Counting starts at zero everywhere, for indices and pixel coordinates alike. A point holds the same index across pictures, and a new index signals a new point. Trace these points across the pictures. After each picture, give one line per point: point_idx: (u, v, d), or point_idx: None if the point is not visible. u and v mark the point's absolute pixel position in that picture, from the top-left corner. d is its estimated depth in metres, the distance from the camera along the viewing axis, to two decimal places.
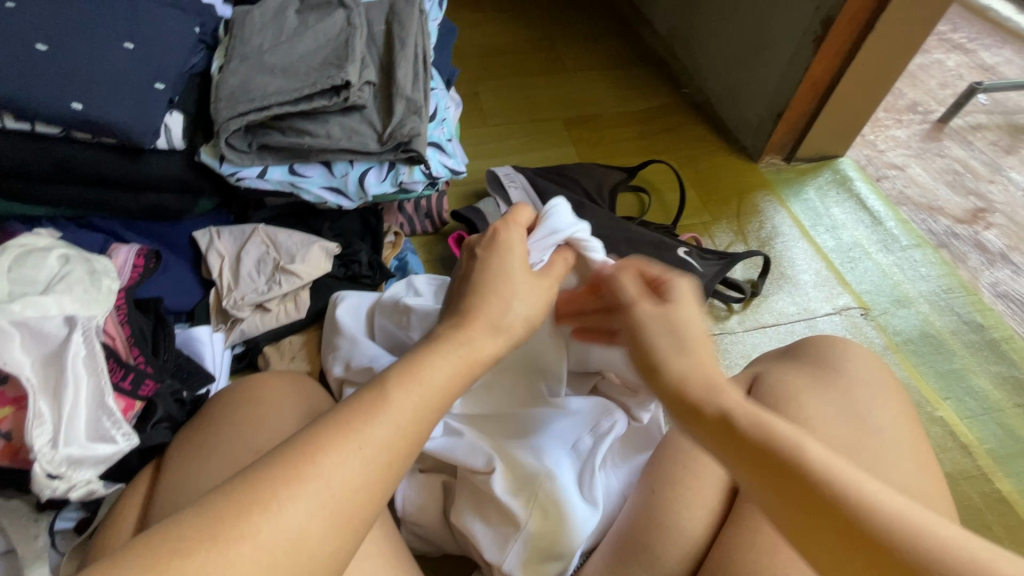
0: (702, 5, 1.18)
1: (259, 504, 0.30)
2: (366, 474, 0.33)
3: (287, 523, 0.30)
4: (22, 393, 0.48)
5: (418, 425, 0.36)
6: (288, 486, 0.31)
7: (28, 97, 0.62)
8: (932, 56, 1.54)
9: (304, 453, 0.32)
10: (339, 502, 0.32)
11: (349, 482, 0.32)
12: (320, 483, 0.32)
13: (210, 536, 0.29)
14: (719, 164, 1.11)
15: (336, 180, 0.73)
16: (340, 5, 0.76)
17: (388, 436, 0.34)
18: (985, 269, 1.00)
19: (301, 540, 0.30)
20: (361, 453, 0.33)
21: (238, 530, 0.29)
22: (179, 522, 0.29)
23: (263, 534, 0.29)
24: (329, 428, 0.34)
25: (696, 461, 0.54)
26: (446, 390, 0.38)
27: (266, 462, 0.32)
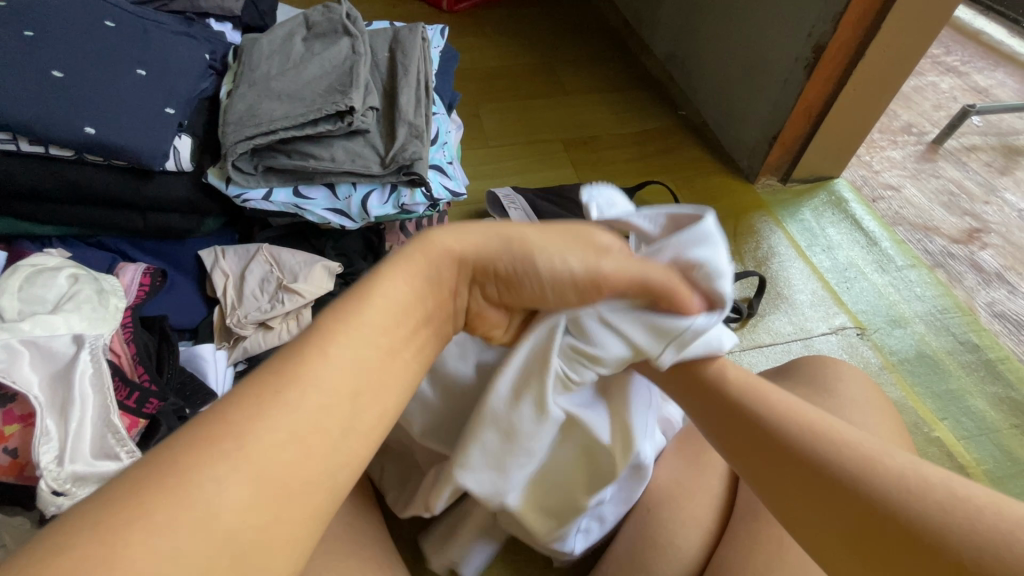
0: (697, 31, 1.21)
1: (164, 484, 0.26)
2: (294, 434, 0.30)
3: (205, 496, 0.27)
4: (30, 410, 0.50)
5: (354, 372, 0.33)
6: (196, 466, 0.27)
7: (43, 122, 0.64)
8: (925, 79, 1.56)
9: (217, 425, 0.29)
10: (268, 475, 0.28)
11: (277, 442, 0.29)
12: (240, 451, 0.28)
13: (106, 530, 0.24)
14: (716, 185, 1.13)
15: (339, 202, 0.75)
16: (346, 33, 0.78)
17: (314, 390, 0.31)
18: (981, 289, 1.01)
19: (222, 511, 0.27)
20: (286, 415, 0.30)
21: (149, 510, 0.25)
22: (70, 519, 0.25)
23: (175, 510, 0.26)
24: (245, 396, 0.30)
25: (689, 480, 0.55)
26: (386, 340, 0.35)
27: (176, 439, 0.28)
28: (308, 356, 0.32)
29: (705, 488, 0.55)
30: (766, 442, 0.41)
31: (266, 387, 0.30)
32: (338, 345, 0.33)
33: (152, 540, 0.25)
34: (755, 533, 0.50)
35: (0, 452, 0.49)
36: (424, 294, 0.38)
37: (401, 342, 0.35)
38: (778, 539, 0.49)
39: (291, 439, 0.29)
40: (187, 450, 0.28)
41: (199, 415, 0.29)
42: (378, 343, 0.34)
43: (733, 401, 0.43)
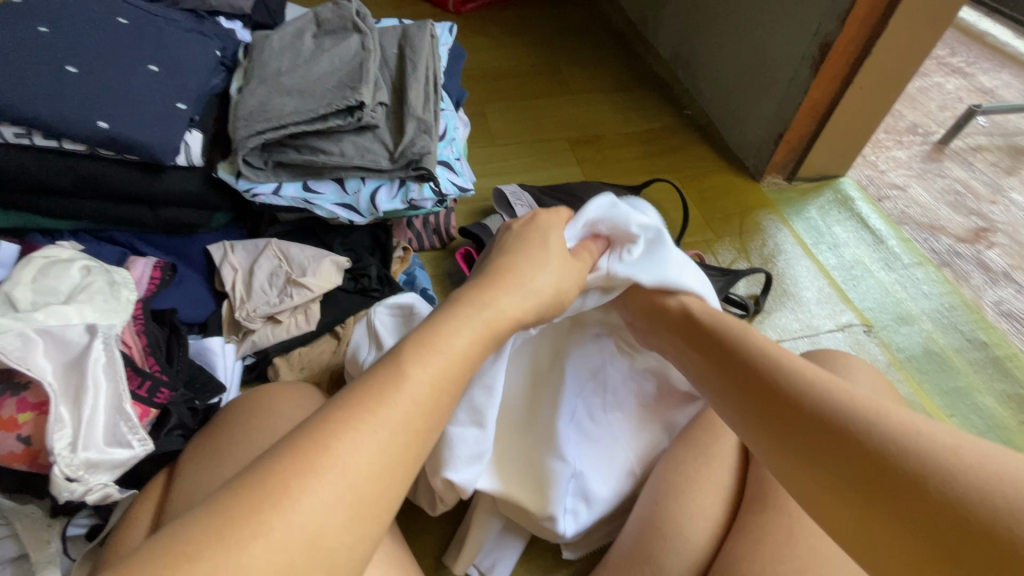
0: (703, 30, 1.22)
1: (274, 496, 0.31)
2: (378, 459, 0.34)
3: (303, 507, 0.31)
4: (43, 398, 0.50)
5: (428, 404, 0.37)
6: (291, 487, 0.31)
7: (57, 116, 0.65)
8: (931, 79, 1.56)
9: (319, 440, 0.33)
10: (350, 491, 0.32)
11: (362, 463, 0.33)
12: (332, 468, 0.32)
13: (219, 527, 0.29)
14: (722, 183, 1.13)
15: (348, 196, 0.75)
16: (355, 30, 0.79)
17: (395, 421, 0.35)
18: (988, 287, 1.00)
19: (317, 523, 0.31)
20: (368, 439, 0.34)
21: (256, 520, 0.30)
22: (191, 516, 0.30)
23: (278, 519, 0.30)
24: (340, 416, 0.34)
25: (699, 472, 0.55)
26: (456, 363, 0.39)
27: (277, 451, 0.33)
28: (390, 387, 0.36)
29: (715, 481, 0.55)
30: (789, 418, 0.42)
31: (357, 410, 0.35)
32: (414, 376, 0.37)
33: (245, 553, 0.29)
34: (765, 523, 0.50)
35: (14, 439, 0.49)
36: (480, 326, 0.42)
37: (460, 381, 0.39)
38: (788, 530, 0.49)
39: (372, 463, 0.33)
40: (289, 462, 0.32)
41: (297, 431, 0.34)
42: (442, 375, 0.38)
43: (754, 373, 0.47)
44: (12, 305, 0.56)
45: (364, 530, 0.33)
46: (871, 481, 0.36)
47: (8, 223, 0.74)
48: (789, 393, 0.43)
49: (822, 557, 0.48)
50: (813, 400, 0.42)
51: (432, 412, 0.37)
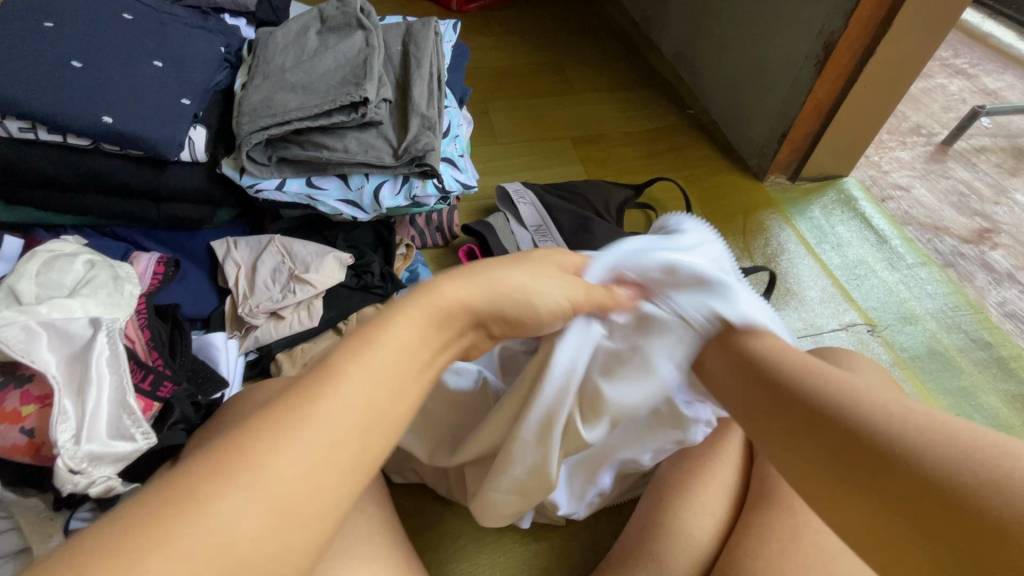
0: (706, 30, 1.21)
1: (180, 507, 0.24)
2: (312, 464, 0.27)
3: (226, 519, 0.24)
4: (47, 390, 0.51)
5: (380, 404, 0.31)
6: (194, 501, 0.24)
7: (62, 111, 0.65)
8: (934, 81, 1.56)
9: (236, 445, 0.26)
10: (284, 506, 0.26)
11: (295, 473, 0.26)
12: (256, 482, 0.25)
13: (115, 563, 0.22)
14: (725, 182, 1.13)
15: (351, 193, 0.75)
16: (359, 27, 0.79)
17: (330, 426, 0.28)
18: (992, 288, 1.00)
19: (237, 543, 0.24)
20: (303, 444, 0.27)
21: (150, 546, 0.23)
22: (83, 542, 0.22)
23: (195, 534, 0.23)
24: (263, 423, 0.28)
25: (702, 470, 0.55)
26: (398, 356, 0.33)
27: (187, 468, 0.26)
28: (328, 381, 0.30)
29: (719, 478, 0.55)
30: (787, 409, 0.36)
31: (286, 416, 0.28)
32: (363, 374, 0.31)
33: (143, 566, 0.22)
34: (770, 520, 0.50)
35: (17, 432, 0.49)
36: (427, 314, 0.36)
37: (414, 380, 0.34)
38: (793, 527, 0.49)
39: (312, 483, 0.27)
40: (206, 476, 0.25)
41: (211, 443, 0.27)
42: (392, 378, 0.32)
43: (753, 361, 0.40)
44: (17, 299, 0.56)
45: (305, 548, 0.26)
46: (894, 483, 0.30)
47: (11, 218, 0.74)
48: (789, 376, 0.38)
49: (827, 554, 0.47)
50: (806, 383, 0.36)
51: (384, 410, 0.31)
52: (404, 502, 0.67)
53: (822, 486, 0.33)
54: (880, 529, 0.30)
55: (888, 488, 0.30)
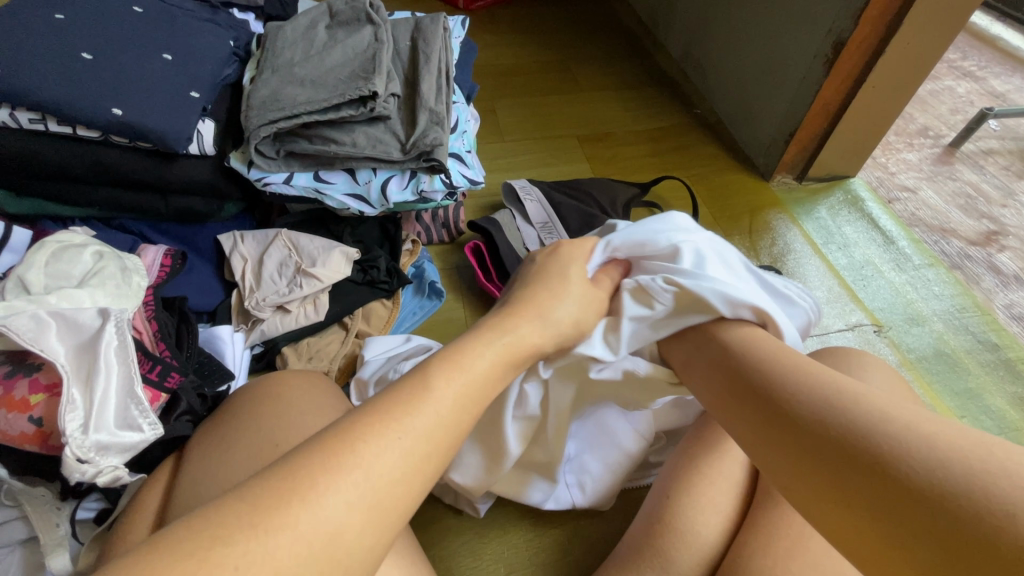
0: (714, 30, 1.21)
1: (295, 492, 0.31)
2: (403, 467, 0.34)
3: (323, 510, 0.31)
4: (55, 379, 0.51)
5: (450, 420, 0.37)
6: (305, 493, 0.31)
7: (71, 102, 0.65)
8: (941, 83, 1.55)
9: (337, 445, 0.33)
10: (374, 497, 0.32)
11: (389, 473, 0.33)
12: (358, 472, 0.33)
13: (255, 517, 0.30)
14: (731, 182, 1.13)
15: (359, 187, 0.75)
16: (369, 22, 0.79)
17: (416, 434, 0.36)
18: (999, 290, 1.00)
19: (341, 522, 0.31)
20: (397, 449, 0.34)
21: (269, 527, 0.29)
22: (215, 512, 0.30)
23: (302, 515, 0.30)
24: (359, 427, 0.34)
25: (711, 468, 0.54)
26: (476, 383, 0.41)
27: (297, 460, 0.33)
28: (415, 399, 0.37)
29: (727, 477, 0.54)
30: (785, 419, 0.38)
31: (381, 422, 0.35)
32: (438, 399, 0.38)
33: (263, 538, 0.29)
34: (776, 516, 0.50)
35: (25, 420, 0.49)
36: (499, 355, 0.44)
37: (474, 403, 0.40)
38: (801, 525, 0.49)
39: (401, 483, 0.34)
40: (319, 462, 0.32)
41: (318, 440, 0.34)
42: (459, 404, 0.39)
43: (752, 375, 0.42)
44: (25, 288, 0.56)
45: (384, 532, 0.33)
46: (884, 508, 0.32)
47: (19, 209, 0.74)
48: (786, 392, 0.40)
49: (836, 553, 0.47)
50: (801, 394, 0.39)
51: (451, 428, 0.37)
52: None
53: (809, 489, 0.36)
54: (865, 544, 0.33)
55: (881, 516, 0.32)
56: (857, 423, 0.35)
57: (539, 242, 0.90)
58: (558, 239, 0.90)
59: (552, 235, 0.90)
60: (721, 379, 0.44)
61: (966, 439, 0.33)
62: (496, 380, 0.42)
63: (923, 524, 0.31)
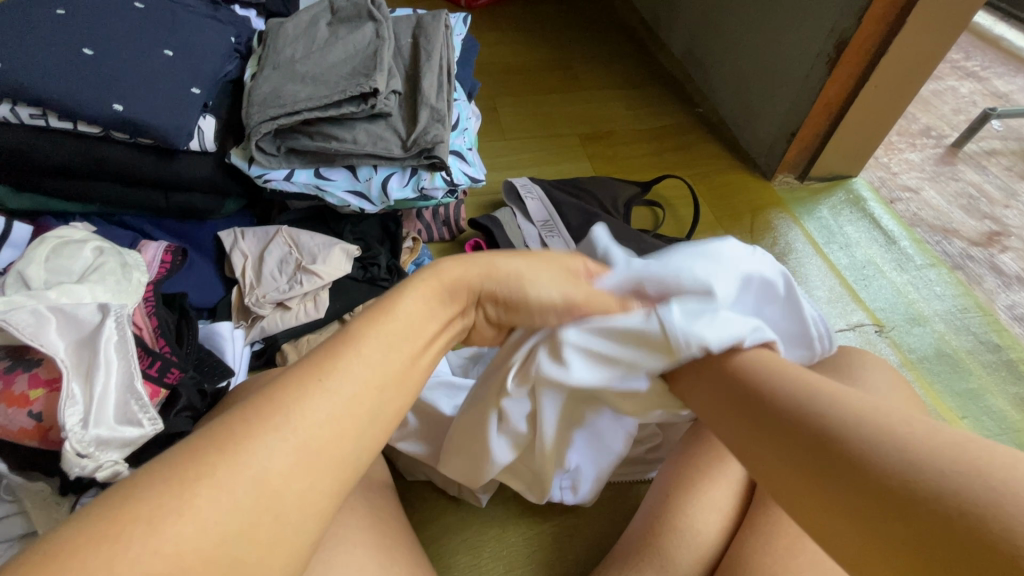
0: (716, 29, 1.21)
1: (227, 444, 0.30)
2: (342, 417, 0.33)
3: (261, 463, 0.30)
4: (55, 374, 0.51)
5: (396, 370, 0.37)
6: (238, 446, 0.30)
7: (72, 97, 0.65)
8: (944, 83, 1.55)
9: (272, 398, 0.32)
10: (315, 447, 0.32)
11: (329, 423, 0.33)
12: (284, 431, 0.31)
13: (174, 486, 0.28)
14: (733, 182, 1.13)
15: (359, 184, 0.75)
16: (370, 19, 0.79)
17: (344, 387, 0.34)
18: (1001, 291, 0.99)
19: (271, 480, 0.30)
20: (325, 405, 0.33)
21: (198, 479, 0.29)
22: (134, 480, 0.28)
23: (238, 469, 0.29)
24: (295, 381, 0.34)
25: (710, 466, 0.54)
26: (416, 325, 0.40)
27: (231, 416, 0.32)
28: (338, 352, 0.36)
29: (728, 476, 0.54)
30: (784, 435, 0.37)
31: (306, 380, 0.34)
32: (368, 352, 0.36)
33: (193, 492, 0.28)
34: (775, 514, 0.50)
35: (25, 415, 0.49)
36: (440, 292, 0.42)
37: (422, 351, 0.40)
38: (801, 524, 0.49)
39: (330, 438, 0.33)
40: (242, 426, 0.31)
41: (239, 406, 0.32)
42: (405, 350, 0.38)
43: (751, 385, 0.40)
44: (26, 283, 0.56)
45: (325, 488, 0.32)
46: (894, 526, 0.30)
47: (21, 204, 0.74)
48: (774, 391, 0.39)
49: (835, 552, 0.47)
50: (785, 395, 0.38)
51: (382, 376, 0.36)
52: (407, 495, 0.66)
53: (805, 498, 0.34)
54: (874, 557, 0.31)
55: (894, 532, 0.30)
56: (858, 438, 0.34)
57: (540, 240, 0.90)
58: (559, 238, 0.89)
59: (553, 233, 0.90)
60: (714, 385, 0.43)
61: (971, 447, 0.31)
62: (434, 332, 0.41)
63: (935, 535, 0.29)
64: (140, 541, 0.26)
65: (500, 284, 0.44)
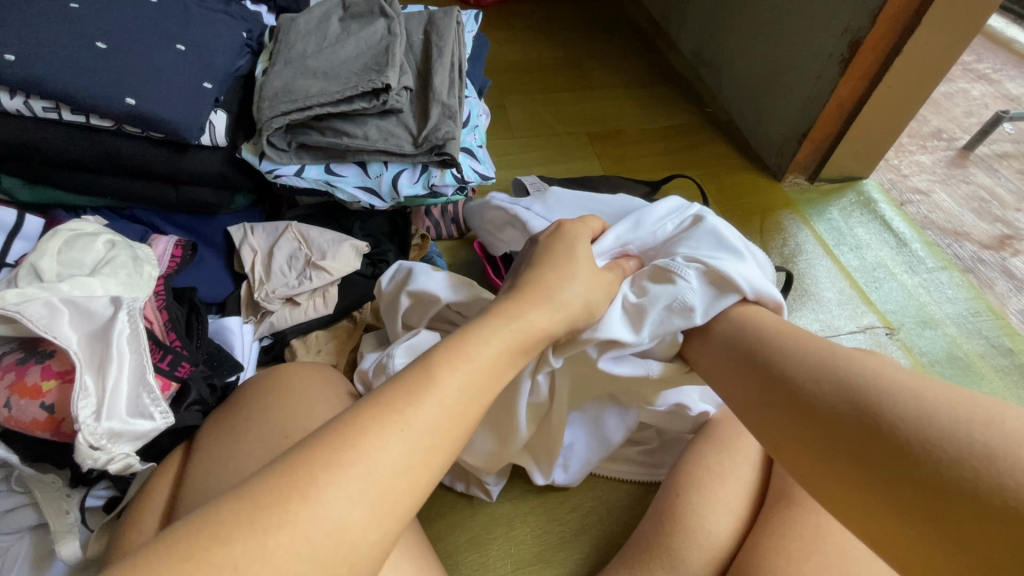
0: (727, 28, 1.20)
1: (303, 483, 0.32)
2: (409, 453, 0.35)
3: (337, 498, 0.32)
4: (68, 366, 0.51)
5: (459, 406, 0.39)
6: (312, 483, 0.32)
7: (85, 91, 0.65)
8: (956, 85, 1.53)
9: (347, 438, 0.35)
10: (386, 484, 0.34)
11: (394, 461, 0.35)
12: (363, 473, 0.33)
13: (257, 523, 0.30)
14: (743, 182, 1.12)
15: (370, 180, 0.75)
16: (382, 15, 0.79)
17: (423, 431, 0.37)
18: (1013, 295, 0.98)
19: (350, 524, 0.32)
20: (401, 446, 0.35)
21: (280, 515, 0.31)
22: (222, 517, 0.30)
23: (314, 505, 0.31)
24: (371, 418, 0.36)
25: (721, 465, 0.55)
26: (481, 365, 0.42)
27: (306, 453, 0.34)
28: (419, 391, 0.38)
29: (739, 476, 0.54)
30: (799, 403, 0.43)
31: (388, 420, 0.36)
32: (448, 390, 0.39)
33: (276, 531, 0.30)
34: (785, 514, 0.50)
35: (37, 407, 0.49)
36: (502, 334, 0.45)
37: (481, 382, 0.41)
38: (814, 526, 0.49)
39: (407, 486, 0.35)
40: (320, 462, 0.33)
41: (324, 439, 0.35)
42: (466, 388, 0.40)
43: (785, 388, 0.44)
44: (38, 276, 0.56)
45: (392, 530, 0.34)
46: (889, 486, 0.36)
47: (33, 198, 0.75)
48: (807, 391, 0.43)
49: (847, 556, 0.47)
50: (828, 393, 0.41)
51: (456, 417, 0.39)
52: None
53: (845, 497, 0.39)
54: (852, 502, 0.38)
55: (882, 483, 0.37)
56: (880, 400, 0.39)
57: None
58: None
59: None
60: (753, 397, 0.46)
61: None
62: (503, 372, 0.44)
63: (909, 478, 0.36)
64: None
65: (549, 299, 0.50)
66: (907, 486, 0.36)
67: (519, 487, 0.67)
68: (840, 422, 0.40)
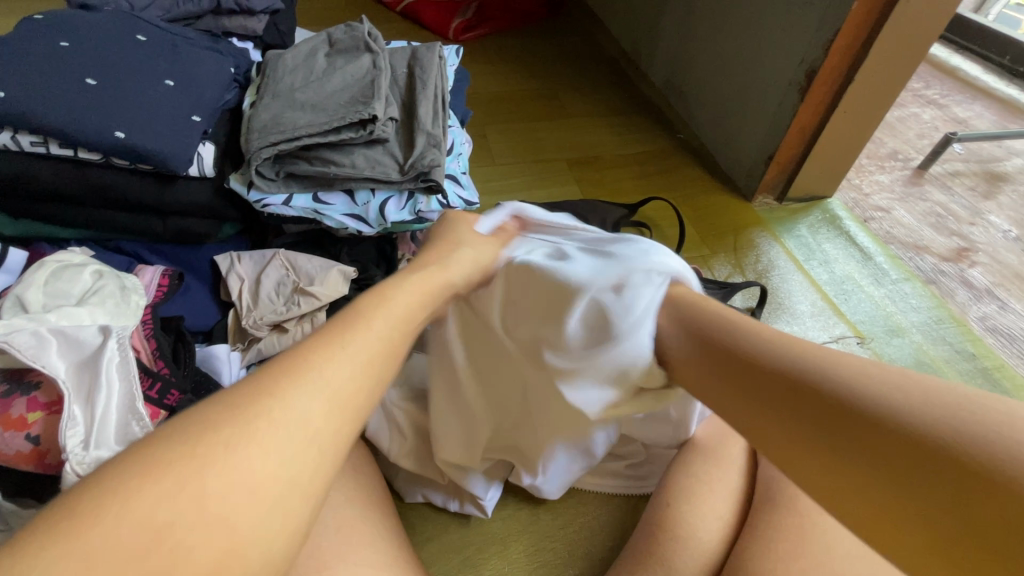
0: (693, 59, 1.28)
1: (264, 390, 0.36)
2: (352, 371, 0.40)
3: (299, 404, 0.36)
4: (55, 398, 0.51)
5: (388, 338, 0.44)
6: (274, 389, 0.36)
7: (75, 125, 0.67)
8: (908, 109, 1.64)
9: (300, 357, 0.39)
10: (343, 396, 0.38)
11: (340, 374, 0.39)
12: (319, 380, 0.38)
13: (236, 421, 0.34)
14: (718, 204, 1.18)
15: (357, 207, 0.77)
16: (367, 50, 0.82)
17: (360, 351, 0.41)
18: (973, 303, 1.04)
19: (311, 419, 0.36)
20: (347, 365, 0.40)
21: (250, 415, 0.34)
22: (192, 420, 0.33)
23: (282, 410, 0.35)
24: (318, 344, 0.40)
25: (708, 475, 0.56)
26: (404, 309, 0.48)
27: (267, 371, 0.37)
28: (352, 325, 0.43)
29: (723, 481, 0.56)
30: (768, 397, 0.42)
31: (333, 343, 0.41)
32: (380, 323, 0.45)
33: (246, 431, 0.33)
34: (772, 514, 0.52)
35: (22, 439, 0.49)
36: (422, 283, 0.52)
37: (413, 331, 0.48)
38: (799, 527, 0.50)
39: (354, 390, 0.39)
40: (280, 377, 0.37)
41: (271, 361, 0.39)
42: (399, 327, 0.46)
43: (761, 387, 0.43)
44: (23, 307, 0.57)
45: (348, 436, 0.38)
46: (853, 456, 0.37)
47: (16, 231, 0.75)
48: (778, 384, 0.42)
49: (833, 550, 0.49)
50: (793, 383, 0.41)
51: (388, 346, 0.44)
52: (408, 514, 0.66)
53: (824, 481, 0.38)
54: (838, 484, 0.38)
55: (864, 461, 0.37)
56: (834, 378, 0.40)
57: None
58: None
59: None
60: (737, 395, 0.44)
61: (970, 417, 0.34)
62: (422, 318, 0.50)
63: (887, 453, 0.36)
64: (221, 452, 0.32)
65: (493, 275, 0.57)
66: (882, 455, 0.36)
67: (512, 504, 0.68)
68: (807, 406, 0.40)
